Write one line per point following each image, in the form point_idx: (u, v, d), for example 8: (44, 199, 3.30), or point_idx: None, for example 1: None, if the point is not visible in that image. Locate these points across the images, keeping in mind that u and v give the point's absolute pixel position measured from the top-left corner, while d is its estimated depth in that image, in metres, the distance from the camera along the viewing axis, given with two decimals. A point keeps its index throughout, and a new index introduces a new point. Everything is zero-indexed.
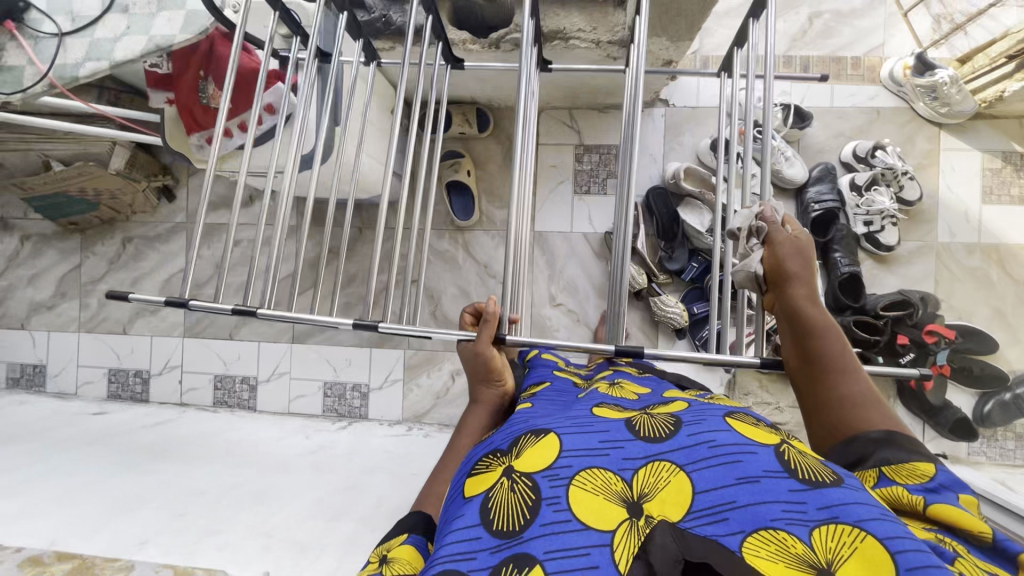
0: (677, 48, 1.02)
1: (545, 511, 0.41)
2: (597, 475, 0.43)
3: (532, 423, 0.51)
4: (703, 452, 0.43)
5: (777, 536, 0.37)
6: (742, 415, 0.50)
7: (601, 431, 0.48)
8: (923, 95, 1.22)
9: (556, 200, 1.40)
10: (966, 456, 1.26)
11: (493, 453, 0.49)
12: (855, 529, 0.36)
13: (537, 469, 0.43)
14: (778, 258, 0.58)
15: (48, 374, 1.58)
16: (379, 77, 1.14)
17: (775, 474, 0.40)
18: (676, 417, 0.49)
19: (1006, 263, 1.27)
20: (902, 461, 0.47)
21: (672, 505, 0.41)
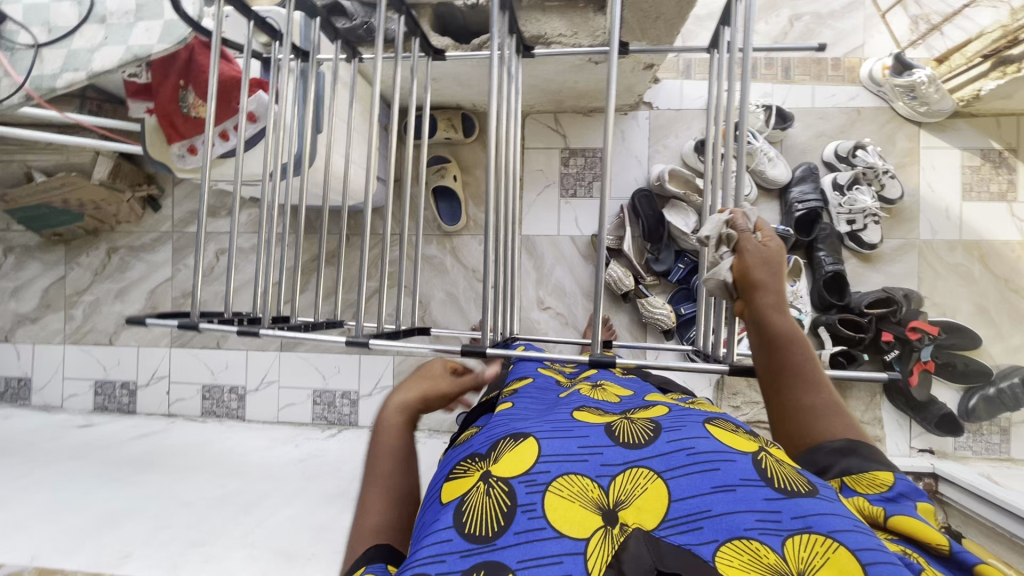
0: (658, 52, 1.02)
1: (520, 518, 0.40)
2: (574, 482, 0.43)
3: (512, 425, 0.52)
4: (680, 460, 0.43)
5: (751, 545, 0.37)
6: (722, 422, 0.50)
7: (580, 436, 0.48)
8: (902, 95, 1.24)
9: (543, 204, 1.40)
10: (952, 451, 1.28)
11: (471, 457, 0.50)
12: (828, 539, 0.37)
13: (515, 474, 0.44)
14: (745, 265, 0.55)
15: (33, 387, 1.56)
16: (362, 83, 1.14)
17: (752, 482, 0.41)
18: (655, 423, 0.49)
19: (987, 260, 1.28)
20: (862, 471, 0.48)
21: (648, 513, 0.41)
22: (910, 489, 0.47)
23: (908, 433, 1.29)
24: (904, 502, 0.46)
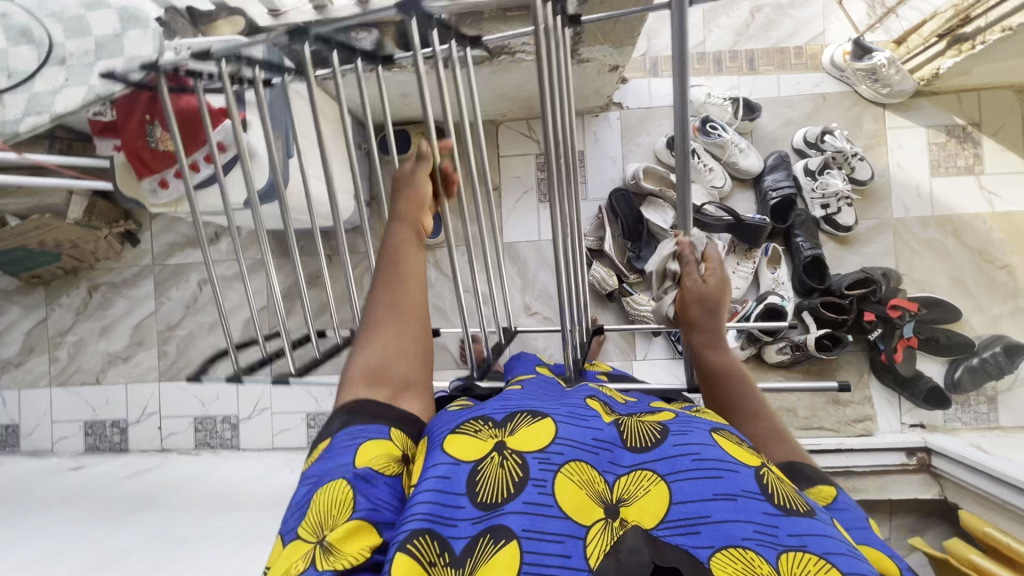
0: (621, 54, 1.03)
1: (529, 491, 0.40)
2: (583, 470, 0.42)
3: (527, 402, 0.50)
4: (686, 464, 0.42)
5: (745, 555, 0.36)
6: (727, 429, 0.49)
7: (595, 428, 0.46)
8: (864, 78, 1.26)
9: (521, 210, 1.41)
10: (943, 423, 1.29)
11: (481, 419, 0.48)
12: (820, 560, 0.36)
13: (531, 450, 0.43)
14: (683, 303, 0.62)
15: (21, 433, 1.54)
16: (331, 105, 1.14)
17: (752, 495, 0.40)
18: (663, 424, 0.48)
19: (960, 233, 1.31)
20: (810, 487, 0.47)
21: (648, 512, 0.40)
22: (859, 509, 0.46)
23: (898, 410, 1.30)
24: (857, 520, 0.44)
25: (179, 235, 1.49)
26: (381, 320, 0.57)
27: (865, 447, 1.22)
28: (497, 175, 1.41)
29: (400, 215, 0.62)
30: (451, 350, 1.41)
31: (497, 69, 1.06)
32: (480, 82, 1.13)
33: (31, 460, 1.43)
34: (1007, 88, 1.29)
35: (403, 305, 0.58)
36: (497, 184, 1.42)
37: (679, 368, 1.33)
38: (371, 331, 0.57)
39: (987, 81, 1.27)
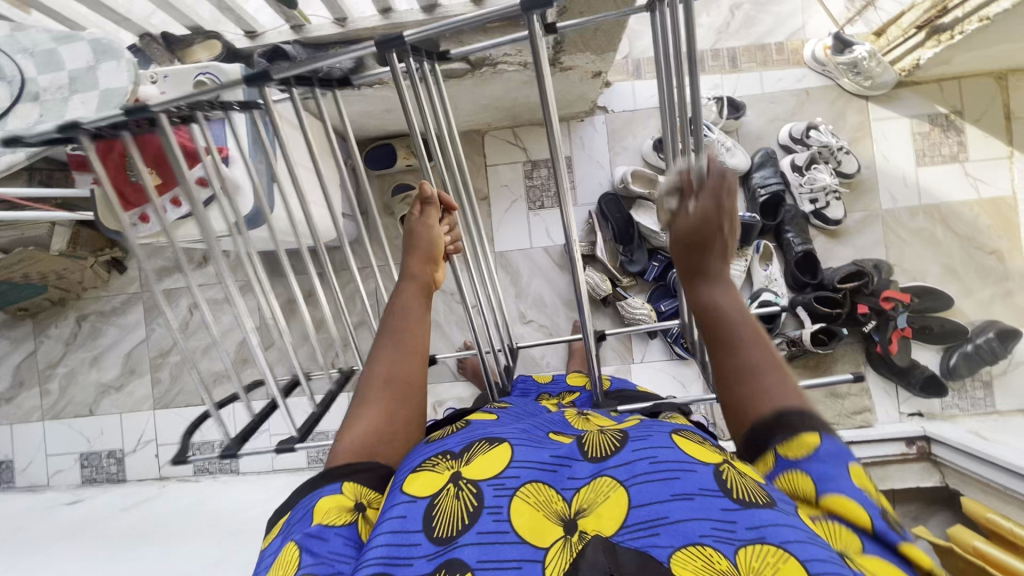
0: (603, 60, 1.03)
1: (485, 519, 0.42)
2: (540, 490, 0.45)
3: (488, 429, 0.53)
4: (643, 467, 0.44)
5: (704, 552, 0.38)
6: (689, 433, 0.51)
7: (552, 448, 0.49)
8: (846, 72, 1.27)
9: (512, 219, 1.41)
10: (941, 411, 1.30)
11: (442, 453, 0.50)
12: (779, 551, 0.37)
13: (486, 477, 0.45)
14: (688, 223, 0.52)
15: (15, 470, 1.51)
16: (314, 124, 1.13)
17: (710, 492, 0.41)
18: (624, 432, 0.50)
19: (948, 221, 1.32)
20: (791, 437, 0.46)
21: (607, 520, 0.42)
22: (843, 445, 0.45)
23: (896, 399, 1.31)
24: (835, 462, 0.44)
25: (167, 260, 1.47)
26: (374, 388, 0.59)
27: (864, 438, 1.22)
28: (486, 185, 1.40)
29: (412, 273, 0.65)
30: (449, 362, 1.41)
31: (480, 81, 1.06)
32: (464, 94, 1.12)
33: (26, 495, 1.41)
34: (988, 75, 1.30)
35: (399, 374, 0.60)
36: (486, 194, 1.41)
37: (677, 369, 1.33)
38: (367, 398, 0.59)
39: (967, 69, 1.28)
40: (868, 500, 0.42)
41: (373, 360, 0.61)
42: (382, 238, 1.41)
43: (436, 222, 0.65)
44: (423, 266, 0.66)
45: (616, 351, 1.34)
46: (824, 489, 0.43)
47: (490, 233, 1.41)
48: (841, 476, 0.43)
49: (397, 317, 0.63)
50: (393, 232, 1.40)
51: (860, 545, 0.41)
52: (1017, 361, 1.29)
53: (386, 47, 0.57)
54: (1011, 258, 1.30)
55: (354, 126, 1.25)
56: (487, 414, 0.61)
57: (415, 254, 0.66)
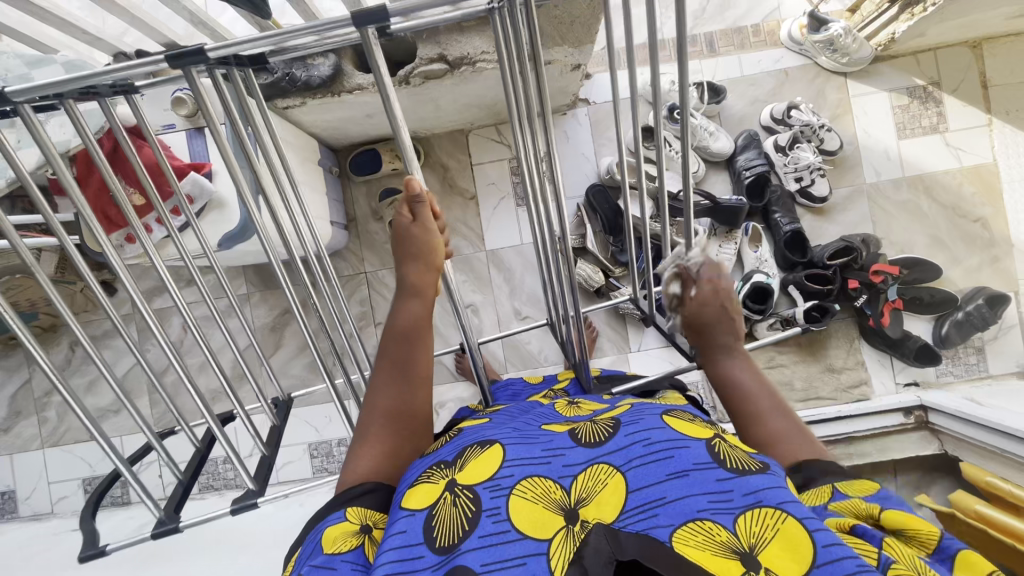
0: (582, 53, 1.03)
1: (485, 523, 0.43)
2: (537, 484, 0.45)
3: (480, 432, 0.54)
4: (638, 451, 0.45)
5: (704, 526, 0.39)
6: (678, 411, 0.52)
7: (546, 441, 0.50)
8: (823, 49, 1.28)
9: (501, 217, 1.41)
10: (936, 379, 1.32)
11: (437, 465, 0.50)
12: (776, 512, 0.39)
13: (481, 481, 0.45)
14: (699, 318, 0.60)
15: (18, 499, 1.50)
16: (296, 134, 1.13)
17: (704, 465, 0.43)
18: (616, 418, 0.50)
19: (932, 191, 1.33)
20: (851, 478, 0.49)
21: (608, 507, 0.42)
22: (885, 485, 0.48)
23: (892, 371, 1.33)
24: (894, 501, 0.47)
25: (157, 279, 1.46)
26: (376, 423, 0.60)
27: (863, 411, 1.23)
28: (473, 184, 1.40)
29: (406, 288, 0.63)
30: (447, 363, 1.41)
31: (459, 81, 1.06)
32: (445, 94, 1.12)
33: (31, 524, 1.40)
34: (962, 45, 1.31)
35: (401, 407, 0.61)
36: (474, 193, 1.41)
37: (675, 356, 1.33)
38: (369, 422, 0.61)
39: (941, 41, 1.30)
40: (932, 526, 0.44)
41: (374, 393, 0.62)
42: (372, 244, 1.40)
43: (431, 225, 0.62)
44: (423, 278, 0.63)
45: (613, 341, 1.35)
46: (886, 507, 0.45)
47: (480, 233, 1.41)
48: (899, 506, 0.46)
49: (399, 343, 0.63)
50: (383, 237, 1.40)
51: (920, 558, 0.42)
52: (1007, 326, 1.31)
53: (365, 20, 0.48)
54: (996, 224, 1.32)
55: (337, 133, 1.24)
56: (482, 418, 0.61)
57: (413, 264, 0.63)
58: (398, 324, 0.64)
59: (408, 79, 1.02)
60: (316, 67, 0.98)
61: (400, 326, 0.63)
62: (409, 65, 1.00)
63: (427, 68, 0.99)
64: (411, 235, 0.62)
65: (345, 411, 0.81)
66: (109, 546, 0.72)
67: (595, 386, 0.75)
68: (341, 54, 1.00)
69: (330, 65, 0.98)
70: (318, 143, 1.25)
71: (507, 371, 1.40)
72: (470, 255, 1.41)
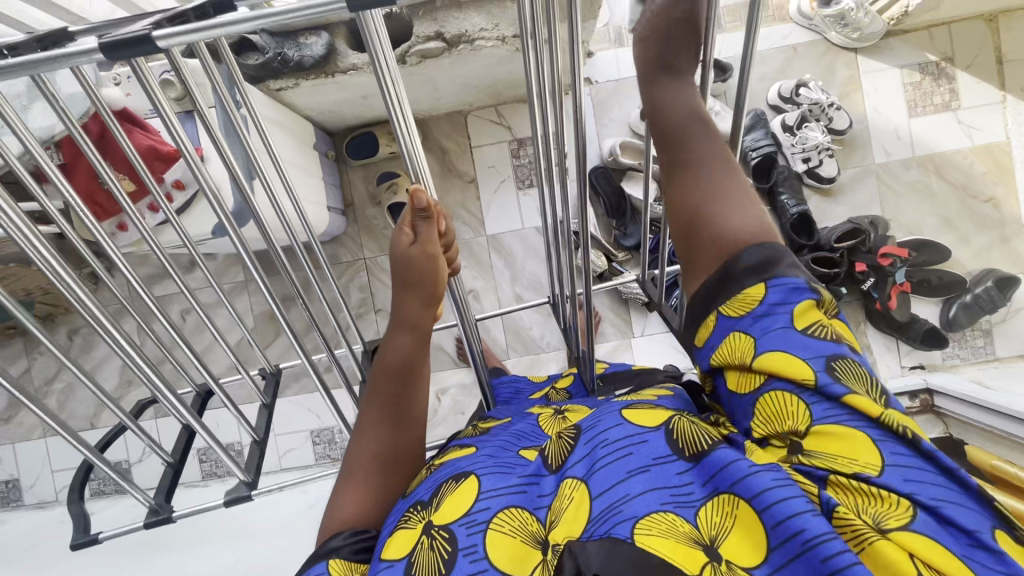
0: (585, 29, 0.99)
1: (462, 563, 0.41)
2: (514, 515, 0.44)
3: (454, 462, 0.52)
4: (600, 454, 0.44)
5: (665, 518, 0.38)
6: (639, 404, 0.50)
7: (520, 470, 0.48)
8: (834, 24, 1.23)
9: (502, 201, 1.38)
10: (942, 362, 1.31)
11: (414, 506, 0.48)
12: (732, 497, 0.38)
13: (455, 518, 0.44)
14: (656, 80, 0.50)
15: (22, 488, 1.49)
16: (290, 117, 1.09)
17: (664, 459, 0.42)
18: (577, 426, 0.50)
19: (943, 171, 1.30)
20: (734, 296, 0.45)
21: (579, 522, 0.41)
22: (789, 290, 0.44)
23: (898, 354, 1.31)
24: (775, 315, 0.44)
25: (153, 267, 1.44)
26: (362, 467, 0.59)
27: None
28: (472, 167, 1.37)
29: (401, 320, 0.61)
30: (448, 349, 1.39)
31: (458, 60, 1.02)
32: (442, 74, 1.09)
33: (37, 511, 1.40)
34: (978, 18, 1.27)
35: (387, 448, 0.60)
36: (474, 176, 1.38)
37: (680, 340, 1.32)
38: (354, 473, 0.59)
39: (956, 14, 1.25)
40: (810, 354, 0.42)
41: (361, 437, 0.60)
42: (371, 230, 1.38)
43: (433, 240, 0.57)
44: (420, 310, 0.61)
45: (616, 327, 1.34)
46: (763, 351, 0.43)
47: (481, 216, 1.38)
48: (781, 333, 0.43)
49: (391, 380, 0.61)
50: (381, 222, 1.38)
51: (805, 413, 0.41)
52: (1016, 308, 1.29)
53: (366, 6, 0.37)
54: (1007, 204, 1.29)
55: (332, 115, 1.21)
56: (464, 447, 0.58)
57: (412, 295, 0.60)
58: (393, 359, 0.61)
59: (404, 58, 0.99)
60: (309, 47, 0.95)
61: (395, 359, 0.61)
62: (405, 44, 0.97)
63: (424, 47, 0.96)
64: (412, 258, 0.57)
65: (332, 400, 0.77)
66: (100, 535, 0.72)
67: (597, 388, 0.74)
68: (335, 32, 0.96)
69: (323, 44, 0.95)
70: (312, 125, 1.21)
71: (509, 357, 1.38)
72: (469, 240, 1.39)
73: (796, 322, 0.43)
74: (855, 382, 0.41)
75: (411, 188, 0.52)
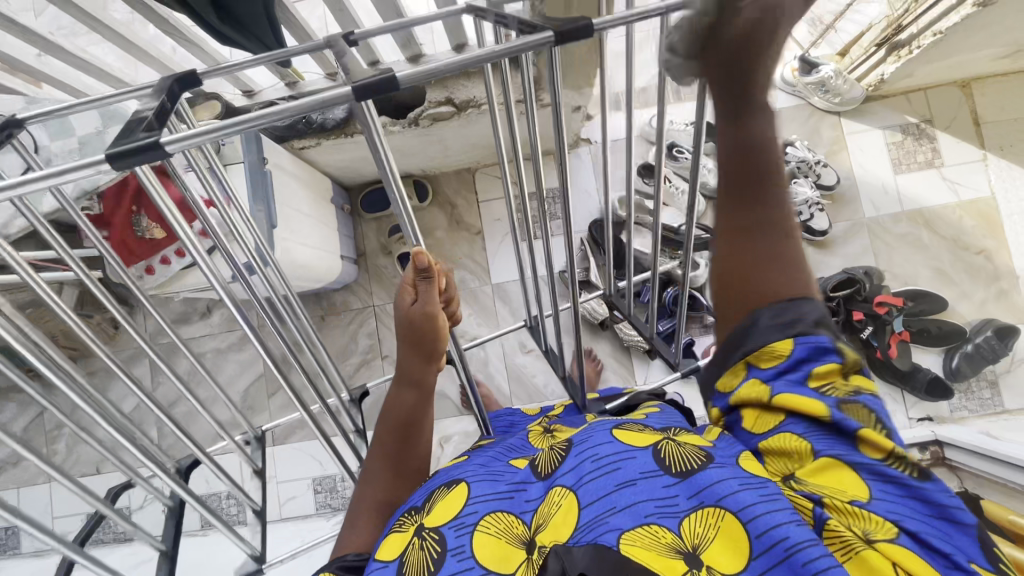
0: (582, 94, 1.08)
1: (450, 562, 0.44)
2: (500, 518, 0.46)
3: (448, 473, 0.55)
4: (587, 468, 0.46)
5: (650, 530, 0.40)
6: (628, 425, 0.52)
7: (508, 478, 0.51)
8: (815, 90, 1.34)
9: (506, 251, 1.44)
10: (950, 413, 1.29)
11: (408, 511, 0.51)
12: (717, 509, 0.39)
13: (446, 520, 0.47)
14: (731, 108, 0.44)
15: (21, 535, 1.48)
16: (310, 172, 1.18)
17: (651, 473, 0.44)
18: (569, 441, 0.52)
19: (933, 224, 1.34)
20: (761, 348, 0.46)
21: (564, 527, 0.43)
22: (815, 345, 0.44)
23: (904, 405, 1.30)
24: (799, 369, 0.45)
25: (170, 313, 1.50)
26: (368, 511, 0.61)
27: None
28: (479, 220, 1.45)
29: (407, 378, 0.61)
30: (452, 397, 1.40)
31: (466, 122, 1.12)
32: (452, 135, 1.18)
33: (31, 560, 1.38)
34: (952, 84, 1.37)
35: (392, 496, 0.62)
36: (480, 228, 1.45)
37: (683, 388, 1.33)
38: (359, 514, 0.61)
39: (931, 81, 1.35)
40: (825, 392, 0.43)
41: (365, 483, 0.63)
42: (381, 278, 1.44)
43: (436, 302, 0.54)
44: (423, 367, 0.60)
45: (618, 374, 1.35)
46: (777, 391, 0.45)
47: (487, 266, 1.44)
48: (796, 382, 0.44)
49: (395, 433, 0.63)
50: (391, 270, 1.44)
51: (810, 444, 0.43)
52: (1020, 358, 1.29)
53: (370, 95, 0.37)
54: (1000, 256, 1.32)
55: (350, 172, 1.31)
56: (457, 457, 0.62)
57: (412, 353, 0.59)
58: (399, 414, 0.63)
59: (417, 120, 1.08)
60: (332, 111, 1.06)
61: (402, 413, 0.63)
62: (418, 108, 1.06)
63: (434, 110, 1.05)
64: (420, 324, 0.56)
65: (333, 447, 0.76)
66: None
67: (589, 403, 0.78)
68: None
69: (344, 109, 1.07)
70: (330, 181, 1.30)
71: (513, 405, 1.39)
72: (476, 288, 1.44)
73: (815, 375, 0.44)
74: (866, 417, 0.42)
75: (414, 250, 0.50)
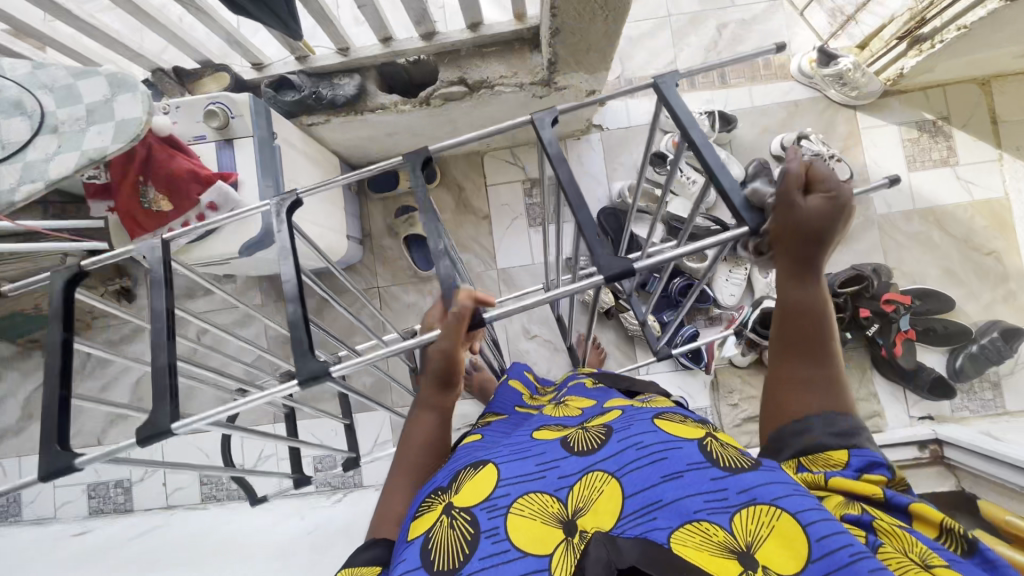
0: (596, 79, 1.06)
1: (485, 544, 0.43)
2: (533, 500, 0.46)
3: (474, 454, 0.54)
4: (631, 455, 0.46)
5: (701, 526, 0.40)
6: (670, 415, 0.53)
7: (537, 455, 0.50)
8: (833, 83, 1.30)
9: (513, 236, 1.43)
10: (951, 413, 1.29)
11: (435, 491, 0.51)
12: (771, 508, 0.39)
13: (477, 502, 0.46)
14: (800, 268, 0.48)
15: (22, 503, 1.48)
16: (318, 149, 1.17)
17: (698, 466, 0.44)
18: (607, 426, 0.51)
19: (945, 223, 1.33)
20: (818, 452, 0.48)
21: (605, 514, 0.43)
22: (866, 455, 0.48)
23: (906, 403, 1.30)
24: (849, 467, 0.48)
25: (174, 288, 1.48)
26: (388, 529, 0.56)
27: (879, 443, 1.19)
28: (487, 205, 1.43)
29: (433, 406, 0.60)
30: None
31: (477, 103, 1.10)
32: (463, 116, 1.16)
33: (31, 528, 1.38)
34: (971, 82, 1.35)
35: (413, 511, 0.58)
36: (488, 213, 1.44)
37: (684, 379, 1.33)
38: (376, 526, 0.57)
39: (950, 78, 1.33)
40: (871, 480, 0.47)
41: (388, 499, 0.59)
42: (387, 260, 1.43)
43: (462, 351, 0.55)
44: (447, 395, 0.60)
45: (620, 363, 1.35)
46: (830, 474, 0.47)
47: (493, 252, 1.43)
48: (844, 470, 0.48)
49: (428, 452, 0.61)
50: (396, 252, 1.43)
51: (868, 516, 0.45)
52: None
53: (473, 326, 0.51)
54: (1010, 258, 1.32)
55: (359, 151, 1.29)
56: (475, 435, 0.63)
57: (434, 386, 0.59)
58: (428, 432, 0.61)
59: (428, 100, 1.07)
60: (342, 86, 1.04)
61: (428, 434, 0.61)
62: (430, 87, 1.04)
63: (446, 90, 1.03)
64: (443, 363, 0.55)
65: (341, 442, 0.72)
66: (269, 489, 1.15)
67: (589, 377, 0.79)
68: (366, 75, 1.07)
69: (355, 85, 1.05)
70: (337, 159, 1.28)
71: None
72: (482, 272, 1.42)
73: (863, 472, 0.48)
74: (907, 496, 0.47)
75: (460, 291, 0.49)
